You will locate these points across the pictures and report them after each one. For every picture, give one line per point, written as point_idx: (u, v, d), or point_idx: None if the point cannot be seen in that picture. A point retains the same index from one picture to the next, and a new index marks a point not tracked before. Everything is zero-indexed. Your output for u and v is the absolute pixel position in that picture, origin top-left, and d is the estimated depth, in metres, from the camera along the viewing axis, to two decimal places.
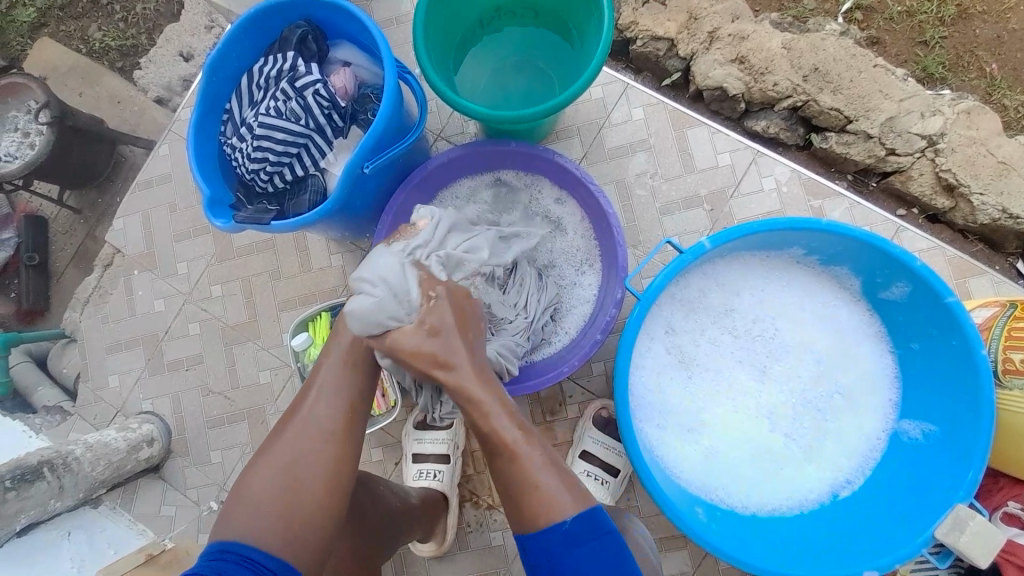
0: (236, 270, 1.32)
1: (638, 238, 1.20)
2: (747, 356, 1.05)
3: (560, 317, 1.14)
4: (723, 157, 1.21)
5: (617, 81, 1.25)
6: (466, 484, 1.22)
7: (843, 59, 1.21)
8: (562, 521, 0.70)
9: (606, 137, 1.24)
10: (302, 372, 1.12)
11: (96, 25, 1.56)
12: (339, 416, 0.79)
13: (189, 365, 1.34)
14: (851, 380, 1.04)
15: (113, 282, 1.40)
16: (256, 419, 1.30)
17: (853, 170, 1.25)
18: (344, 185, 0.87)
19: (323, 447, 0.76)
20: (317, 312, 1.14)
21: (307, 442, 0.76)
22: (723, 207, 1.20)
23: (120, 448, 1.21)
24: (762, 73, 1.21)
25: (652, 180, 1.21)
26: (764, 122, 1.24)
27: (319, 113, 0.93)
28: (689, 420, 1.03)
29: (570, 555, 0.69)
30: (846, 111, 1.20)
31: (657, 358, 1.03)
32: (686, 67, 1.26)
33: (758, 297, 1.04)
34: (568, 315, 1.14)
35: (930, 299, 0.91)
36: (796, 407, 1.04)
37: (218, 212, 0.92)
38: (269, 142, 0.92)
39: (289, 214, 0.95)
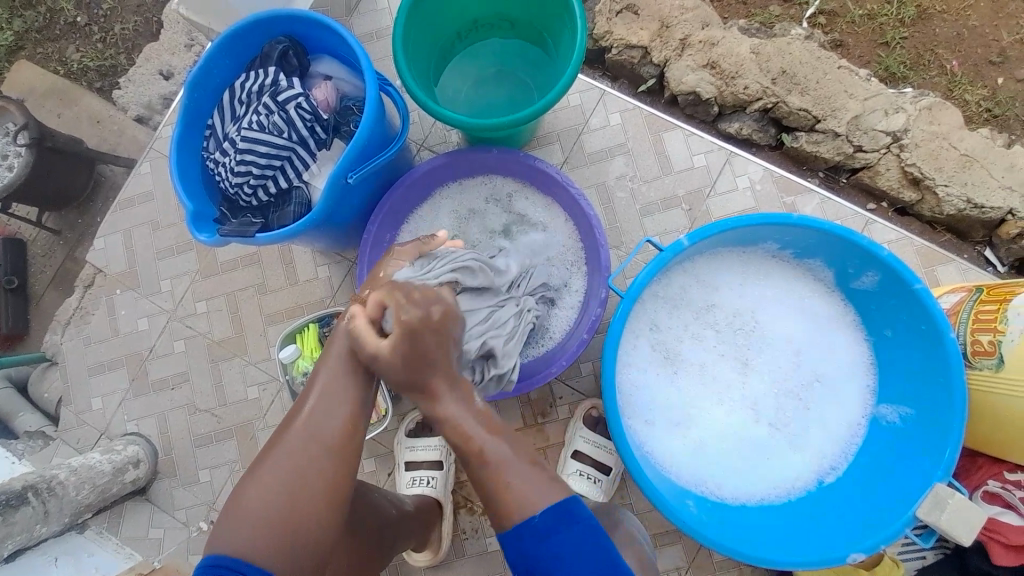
0: (222, 285, 1.32)
1: (621, 239, 1.23)
2: (730, 350, 1.07)
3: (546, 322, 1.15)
4: (699, 158, 1.25)
5: (594, 88, 1.29)
6: (460, 490, 1.22)
7: (809, 61, 1.27)
8: (531, 515, 0.70)
9: (586, 142, 1.27)
10: (291, 384, 1.11)
11: (73, 46, 1.56)
12: (333, 418, 0.77)
13: (174, 384, 1.32)
14: (830, 369, 1.07)
15: (95, 302, 1.39)
16: (245, 436, 1.29)
17: (824, 168, 1.30)
18: (329, 195, 0.88)
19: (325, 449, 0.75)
20: (305, 323, 1.12)
21: (302, 446, 0.74)
22: (701, 206, 1.23)
23: (104, 471, 1.19)
24: (732, 77, 1.25)
25: (632, 182, 1.25)
26: (737, 124, 1.29)
27: (302, 126, 0.94)
28: (676, 415, 1.05)
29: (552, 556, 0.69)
30: (814, 111, 1.24)
31: (643, 355, 1.05)
32: (661, 73, 1.30)
33: (737, 292, 1.07)
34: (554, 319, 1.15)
35: (899, 287, 0.95)
36: (779, 397, 1.07)
37: (201, 226, 0.92)
38: (253, 155, 0.93)
39: (274, 226, 0.95)
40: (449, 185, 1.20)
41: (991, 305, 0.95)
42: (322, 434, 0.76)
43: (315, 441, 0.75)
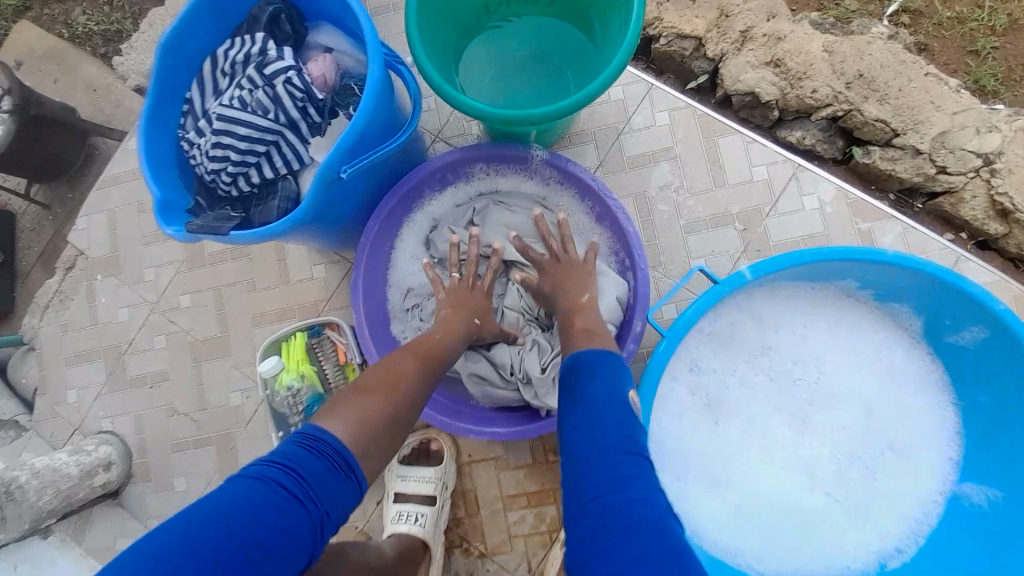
0: (208, 278, 1.19)
1: (659, 259, 1.06)
2: (785, 401, 0.90)
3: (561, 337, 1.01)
4: (760, 170, 1.07)
5: (641, 82, 1.12)
6: (456, 527, 1.06)
7: (892, 65, 1.06)
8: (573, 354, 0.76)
9: (626, 143, 1.10)
10: (270, 402, 0.95)
11: (81, 9, 1.43)
12: (407, 374, 0.74)
13: (152, 383, 1.19)
14: (904, 434, 0.89)
15: (76, 287, 1.27)
16: (223, 447, 1.14)
17: (896, 189, 1.09)
18: (318, 192, 0.74)
19: (398, 404, 0.69)
20: (292, 330, 0.98)
21: (388, 387, 0.70)
22: (758, 226, 1.05)
23: (70, 474, 1.06)
24: (800, 78, 1.06)
25: (677, 193, 1.07)
26: (800, 132, 1.09)
27: (291, 105, 0.80)
28: (713, 471, 0.88)
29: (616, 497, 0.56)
30: (893, 123, 1.05)
31: (679, 401, 0.89)
32: (714, 70, 1.11)
33: (799, 335, 0.89)
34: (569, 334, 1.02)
35: (1008, 350, 0.76)
36: (835, 460, 0.90)
37: (171, 217, 0.79)
38: (232, 137, 0.79)
39: (254, 222, 0.81)
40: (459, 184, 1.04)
41: None
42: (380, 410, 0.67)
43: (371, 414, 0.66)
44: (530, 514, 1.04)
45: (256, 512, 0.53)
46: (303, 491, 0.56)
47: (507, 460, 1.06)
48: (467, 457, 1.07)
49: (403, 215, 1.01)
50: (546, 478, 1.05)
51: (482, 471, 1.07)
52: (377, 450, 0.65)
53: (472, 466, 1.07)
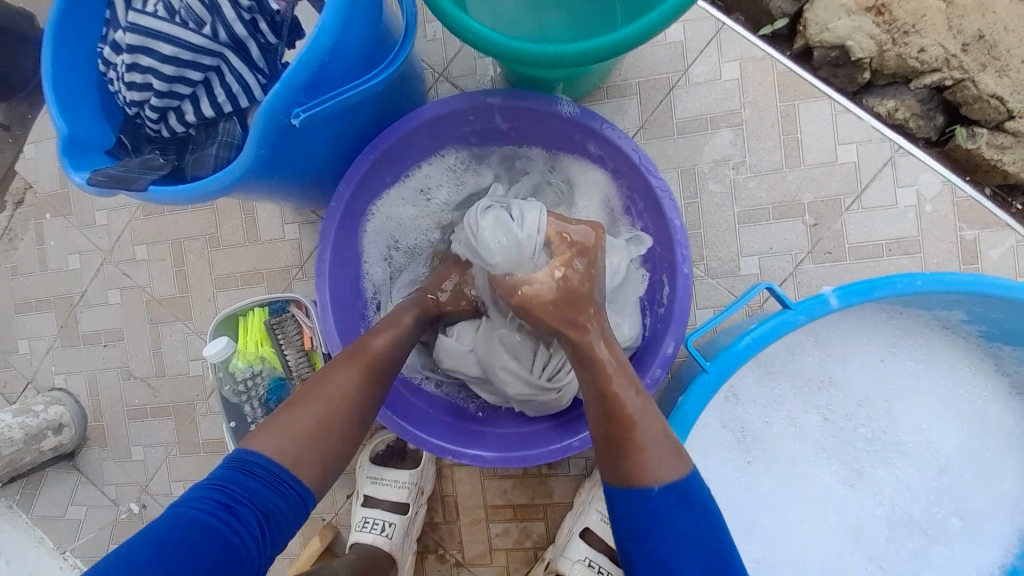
0: (166, 228, 1.02)
1: (701, 253, 0.85)
2: (837, 447, 0.73)
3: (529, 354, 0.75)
4: (846, 150, 0.83)
5: (709, 18, 0.85)
6: (431, 534, 0.96)
7: (1021, 28, 0.80)
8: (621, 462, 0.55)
9: (678, 101, 0.86)
10: (221, 388, 0.83)
11: None
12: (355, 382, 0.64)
13: (107, 342, 1.07)
14: (980, 502, 0.72)
15: (24, 225, 1.11)
16: (184, 418, 1.04)
17: (997, 183, 0.85)
18: (263, 140, 0.55)
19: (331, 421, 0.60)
20: (251, 306, 0.84)
21: (322, 407, 0.60)
22: (833, 222, 0.83)
23: (13, 439, 0.98)
24: (906, 31, 0.80)
25: (735, 171, 0.85)
26: (892, 102, 0.84)
27: (233, 16, 0.58)
28: (738, 523, 0.72)
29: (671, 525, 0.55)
30: (1011, 102, 0.80)
31: (707, 437, 0.72)
32: (798, 12, 0.85)
33: (870, 372, 0.71)
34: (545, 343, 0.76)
35: None
36: (889, 524, 0.74)
37: (78, 160, 0.60)
38: (151, 57, 0.58)
39: (188, 174, 0.61)
40: (454, 147, 0.82)
41: None
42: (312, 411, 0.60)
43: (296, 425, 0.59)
44: (514, 528, 0.94)
45: (186, 549, 0.49)
46: (232, 498, 0.52)
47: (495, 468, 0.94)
48: (449, 460, 0.95)
49: (379, 171, 0.77)
50: (535, 493, 0.93)
51: (465, 477, 0.95)
52: (313, 456, 0.58)
53: (454, 470, 0.95)
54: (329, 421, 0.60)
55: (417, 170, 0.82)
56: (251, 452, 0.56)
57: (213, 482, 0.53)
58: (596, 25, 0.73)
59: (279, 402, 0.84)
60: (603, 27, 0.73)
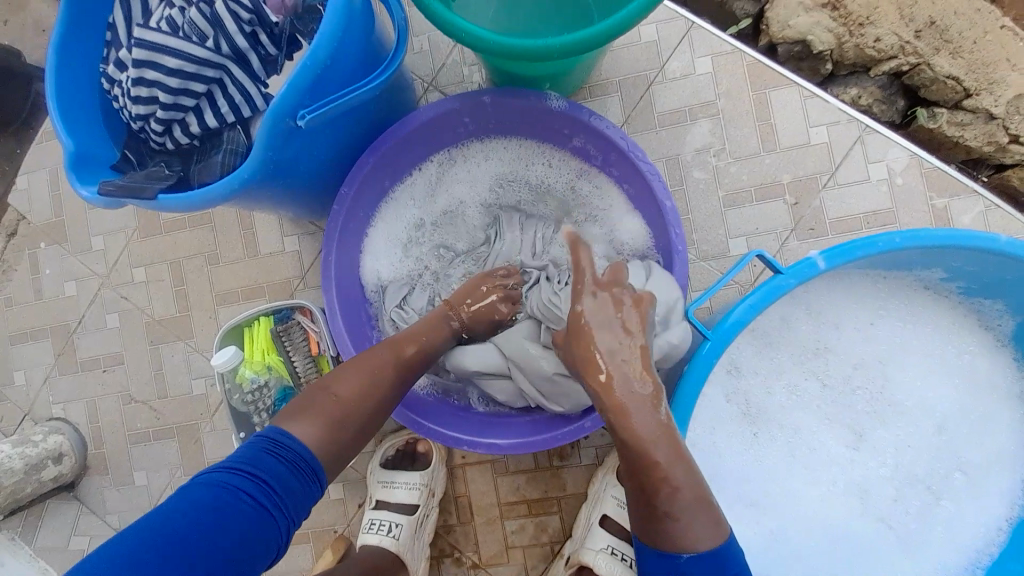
0: (165, 249, 1.03)
1: (692, 237, 0.89)
2: (841, 411, 0.76)
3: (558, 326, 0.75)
4: (818, 132, 0.89)
5: (680, 18, 0.91)
6: (446, 536, 0.95)
7: (966, 12, 0.86)
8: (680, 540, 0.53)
9: (658, 95, 0.91)
10: (229, 398, 0.83)
11: None
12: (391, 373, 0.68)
13: (106, 366, 1.06)
14: (976, 454, 0.75)
15: (17, 256, 1.11)
16: (188, 439, 1.03)
17: (960, 158, 0.92)
18: (270, 142, 0.57)
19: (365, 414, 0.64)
20: (255, 314, 0.84)
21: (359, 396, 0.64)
22: (812, 200, 0.88)
23: (13, 469, 0.95)
24: (861, 23, 0.86)
25: (716, 158, 0.89)
26: (855, 91, 0.91)
27: (235, 29, 0.61)
28: (751, 493, 0.74)
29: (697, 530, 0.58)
30: (966, 81, 0.85)
31: (713, 411, 0.74)
32: (760, 12, 0.92)
33: (862, 334, 0.74)
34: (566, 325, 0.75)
35: None
36: (895, 483, 0.76)
37: (85, 173, 0.62)
38: (157, 71, 0.61)
39: (193, 183, 0.64)
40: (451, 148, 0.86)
41: None
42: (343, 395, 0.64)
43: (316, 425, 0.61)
44: (530, 524, 0.93)
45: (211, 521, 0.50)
46: (262, 482, 0.54)
47: (506, 463, 0.94)
48: (460, 459, 0.95)
49: (383, 172, 0.80)
50: (548, 486, 0.94)
51: (477, 475, 0.95)
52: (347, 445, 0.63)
53: (466, 469, 0.95)
54: (364, 402, 0.65)
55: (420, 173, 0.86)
56: (281, 433, 0.58)
57: (243, 464, 0.54)
58: (575, 23, 0.78)
59: None
60: (582, 24, 0.77)
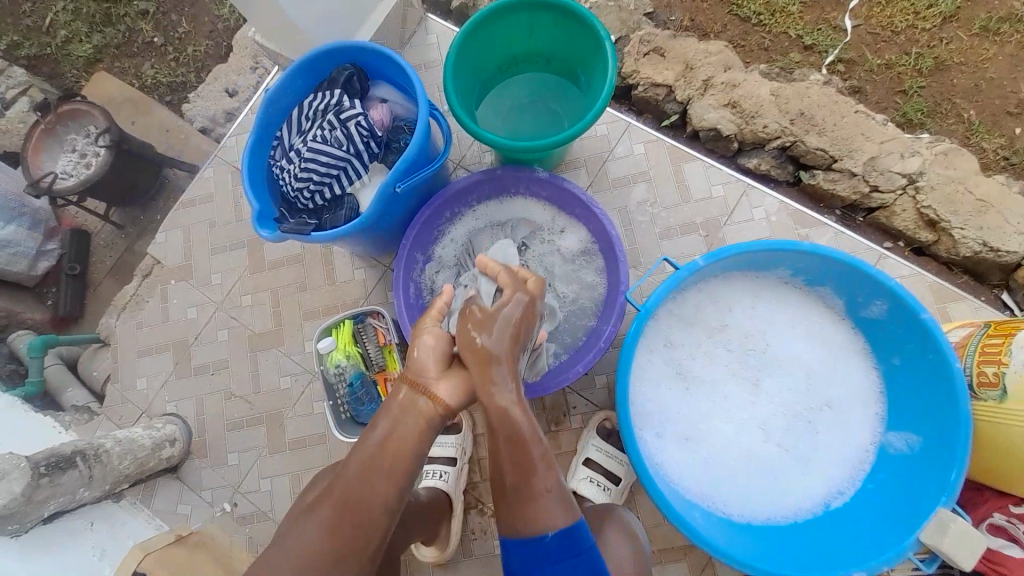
0: (266, 281, 1.43)
1: (639, 260, 1.32)
2: (742, 369, 1.12)
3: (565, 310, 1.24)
4: (717, 189, 1.34)
5: (620, 121, 1.40)
6: (472, 490, 1.25)
7: (826, 105, 1.35)
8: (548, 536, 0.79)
9: (610, 168, 1.37)
10: (324, 374, 1.20)
11: (150, 64, 1.74)
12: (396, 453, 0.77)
13: (214, 370, 1.41)
14: (841, 394, 1.08)
15: (150, 291, 1.50)
16: (274, 424, 1.36)
17: (841, 206, 1.36)
18: (378, 203, 1.00)
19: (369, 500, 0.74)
20: (341, 318, 1.21)
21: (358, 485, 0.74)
22: (717, 233, 1.32)
23: (145, 445, 1.26)
24: (752, 117, 1.34)
25: (652, 208, 1.34)
26: (757, 159, 1.36)
27: (359, 140, 1.06)
28: (685, 429, 1.08)
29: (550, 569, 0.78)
30: (831, 151, 1.31)
31: (656, 370, 1.10)
32: (684, 110, 1.39)
33: (749, 314, 1.12)
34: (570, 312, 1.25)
35: (906, 316, 0.96)
36: (788, 419, 1.09)
37: (264, 222, 1.02)
38: (314, 164, 1.05)
39: (326, 227, 1.07)
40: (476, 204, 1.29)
41: (998, 338, 0.94)
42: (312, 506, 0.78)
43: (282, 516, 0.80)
44: None
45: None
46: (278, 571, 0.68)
47: None
48: (482, 428, 1.27)
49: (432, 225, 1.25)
50: (549, 446, 1.25)
51: None
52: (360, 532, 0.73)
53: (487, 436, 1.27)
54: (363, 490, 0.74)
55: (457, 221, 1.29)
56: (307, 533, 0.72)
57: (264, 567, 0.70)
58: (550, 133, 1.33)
59: (357, 388, 1.20)
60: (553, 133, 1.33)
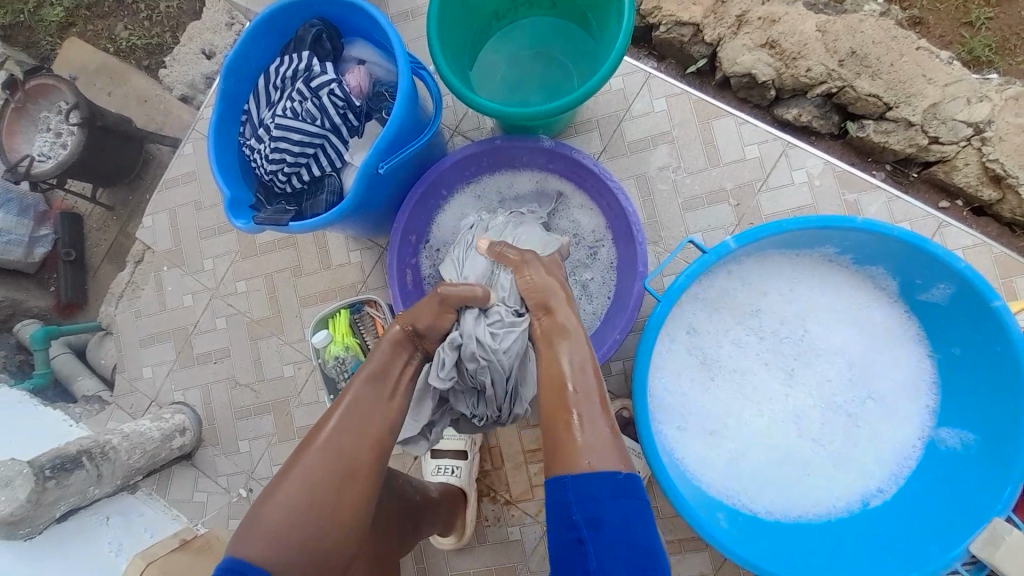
0: (260, 266, 1.35)
1: (660, 234, 1.19)
2: (774, 359, 1.02)
3: (574, 294, 1.14)
4: (751, 149, 1.18)
5: (639, 71, 1.22)
6: (483, 479, 1.22)
7: (883, 40, 1.13)
8: (615, 471, 0.71)
9: (627, 129, 1.21)
10: (323, 367, 1.18)
11: (123, 25, 1.57)
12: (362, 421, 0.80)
13: (216, 359, 1.38)
14: (885, 385, 0.99)
15: (145, 278, 1.43)
16: (280, 412, 1.33)
17: (892, 160, 1.17)
18: (361, 185, 0.88)
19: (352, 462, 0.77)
20: (337, 309, 1.19)
21: (335, 454, 0.77)
22: (751, 201, 1.17)
23: (153, 437, 1.25)
24: (794, 58, 1.14)
25: (675, 174, 1.19)
26: (795, 110, 1.18)
27: (334, 112, 0.96)
28: (710, 423, 1.00)
29: (610, 510, 0.68)
30: (885, 97, 1.12)
31: (677, 361, 1.00)
32: (712, 53, 1.19)
33: (785, 298, 1.01)
34: (579, 294, 1.14)
35: (975, 303, 0.85)
36: (824, 413, 1.01)
37: (238, 212, 0.95)
38: (287, 143, 0.95)
39: (307, 214, 0.99)
40: (482, 178, 1.17)
41: None
42: (339, 497, 0.75)
43: (273, 509, 0.73)
44: None
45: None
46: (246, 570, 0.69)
47: (527, 419, 1.21)
48: None
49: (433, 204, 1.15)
50: None
51: (505, 429, 1.22)
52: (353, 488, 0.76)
53: (496, 425, 1.22)
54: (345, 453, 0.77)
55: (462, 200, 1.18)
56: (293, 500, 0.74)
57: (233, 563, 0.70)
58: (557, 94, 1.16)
59: None
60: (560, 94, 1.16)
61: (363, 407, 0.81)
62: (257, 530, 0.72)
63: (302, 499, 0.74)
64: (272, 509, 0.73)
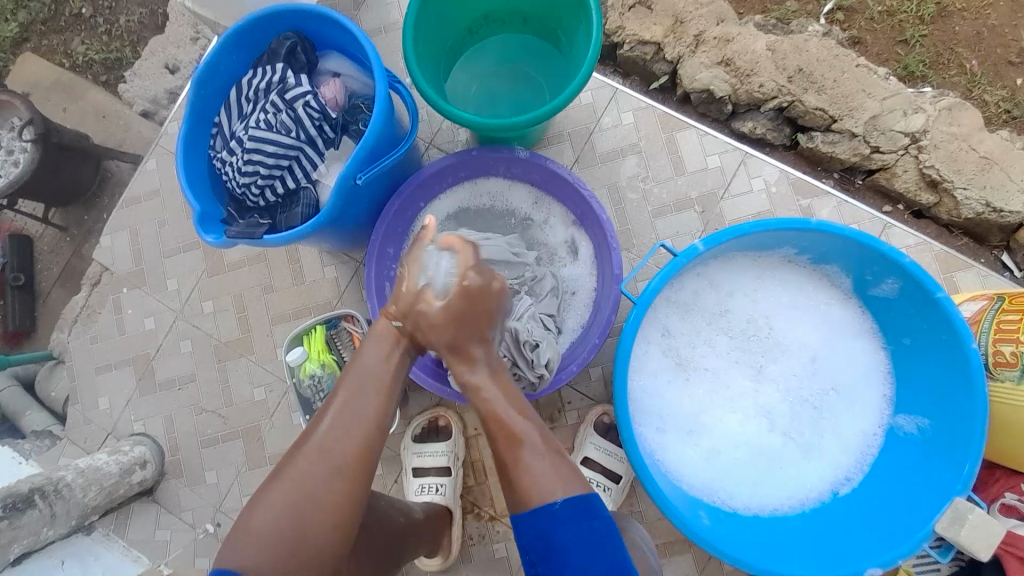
0: (229, 285, 1.31)
1: (632, 241, 1.23)
2: (744, 357, 1.06)
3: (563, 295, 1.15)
4: (713, 159, 1.25)
5: (606, 87, 1.28)
6: (467, 495, 1.20)
7: (826, 59, 1.23)
8: (551, 502, 0.70)
9: (597, 141, 1.26)
10: (297, 387, 1.15)
11: (79, 39, 1.52)
12: (352, 430, 0.73)
13: (181, 384, 1.31)
14: (847, 376, 1.05)
15: (102, 301, 1.36)
16: (252, 437, 1.28)
17: (839, 168, 1.26)
18: (339, 196, 0.88)
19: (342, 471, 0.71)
20: (313, 325, 1.17)
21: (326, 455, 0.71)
22: (715, 208, 1.23)
23: (111, 472, 1.17)
24: (747, 74, 1.22)
25: (644, 183, 1.24)
26: (751, 123, 1.25)
27: (310, 125, 0.95)
28: (688, 422, 1.03)
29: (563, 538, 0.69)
30: (831, 111, 1.21)
31: (655, 362, 1.03)
32: (673, 70, 1.26)
33: (750, 298, 1.06)
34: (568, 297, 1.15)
35: (921, 296, 0.92)
36: (793, 406, 1.05)
37: (209, 226, 0.92)
38: (260, 155, 0.94)
39: (282, 227, 0.97)
40: (460, 189, 1.19)
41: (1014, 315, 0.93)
42: (330, 492, 0.70)
43: (259, 517, 0.68)
44: None
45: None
46: None
47: None
48: (473, 430, 1.21)
49: (413, 215, 1.16)
50: None
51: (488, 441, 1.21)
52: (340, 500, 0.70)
53: (479, 437, 1.21)
54: (341, 465, 0.71)
55: (439, 211, 1.19)
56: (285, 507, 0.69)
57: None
58: (530, 108, 1.20)
59: None
60: (533, 107, 1.20)
61: (354, 410, 0.74)
62: (241, 544, 0.67)
63: (292, 501, 0.69)
64: (261, 511, 0.69)
